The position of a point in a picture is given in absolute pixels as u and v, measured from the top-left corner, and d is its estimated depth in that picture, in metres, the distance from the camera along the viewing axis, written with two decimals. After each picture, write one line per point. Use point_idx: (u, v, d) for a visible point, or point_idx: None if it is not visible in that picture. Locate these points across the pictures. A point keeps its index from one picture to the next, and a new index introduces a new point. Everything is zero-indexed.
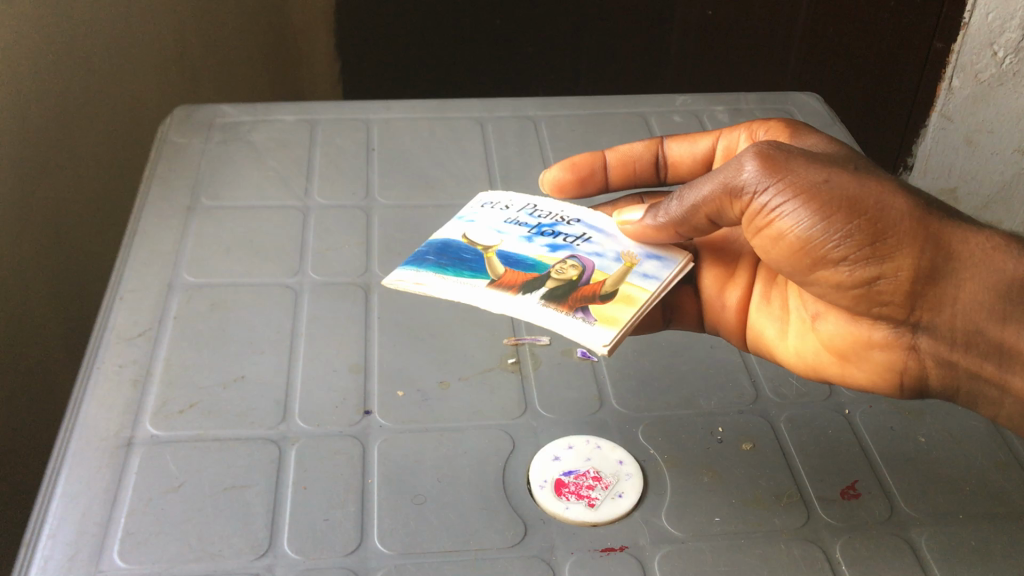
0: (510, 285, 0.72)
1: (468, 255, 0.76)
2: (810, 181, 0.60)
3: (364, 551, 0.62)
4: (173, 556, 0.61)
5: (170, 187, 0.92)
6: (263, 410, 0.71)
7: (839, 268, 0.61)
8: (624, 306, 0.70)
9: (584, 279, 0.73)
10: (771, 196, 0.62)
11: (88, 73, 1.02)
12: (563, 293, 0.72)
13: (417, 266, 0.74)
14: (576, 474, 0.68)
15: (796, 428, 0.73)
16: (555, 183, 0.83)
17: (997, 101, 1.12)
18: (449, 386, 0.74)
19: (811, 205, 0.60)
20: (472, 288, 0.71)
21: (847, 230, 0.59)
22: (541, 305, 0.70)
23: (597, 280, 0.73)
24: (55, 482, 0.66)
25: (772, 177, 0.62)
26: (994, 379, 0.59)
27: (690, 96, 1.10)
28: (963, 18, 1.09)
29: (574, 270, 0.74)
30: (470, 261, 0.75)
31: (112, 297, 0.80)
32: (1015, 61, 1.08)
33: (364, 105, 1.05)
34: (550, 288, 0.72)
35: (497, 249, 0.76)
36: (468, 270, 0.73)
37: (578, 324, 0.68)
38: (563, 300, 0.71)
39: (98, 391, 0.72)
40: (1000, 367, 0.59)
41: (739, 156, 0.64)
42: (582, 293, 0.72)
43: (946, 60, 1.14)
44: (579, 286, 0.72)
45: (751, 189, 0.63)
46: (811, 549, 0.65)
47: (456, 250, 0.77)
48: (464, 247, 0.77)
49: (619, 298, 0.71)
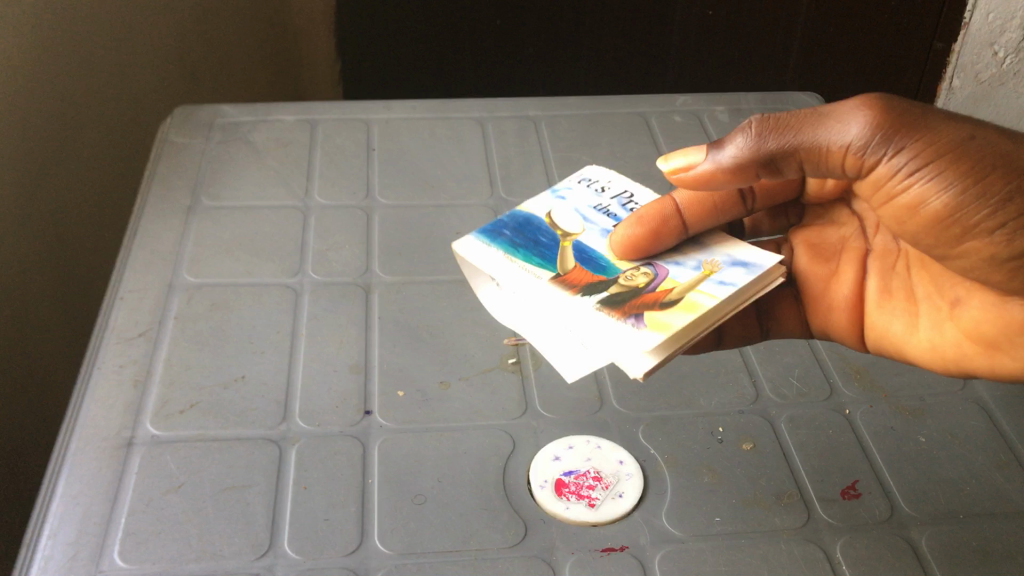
0: (572, 284, 0.74)
1: (545, 239, 0.79)
2: (954, 138, 0.57)
3: (365, 551, 0.62)
4: (174, 556, 0.61)
5: (170, 187, 0.92)
6: (263, 410, 0.71)
7: (989, 236, 0.57)
8: (682, 313, 0.68)
9: (651, 287, 0.73)
10: (878, 146, 0.59)
11: (89, 74, 1.02)
12: (623, 299, 0.71)
13: (491, 240, 0.80)
14: (576, 474, 0.68)
15: (796, 428, 0.73)
16: (626, 242, 0.76)
17: (997, 102, 1.13)
18: (449, 386, 0.74)
19: (954, 169, 0.57)
20: (534, 280, 0.75)
21: (997, 193, 0.56)
22: (596, 310, 0.71)
23: (664, 288, 0.72)
24: (55, 483, 0.66)
25: (872, 122, 0.59)
26: None
27: (690, 97, 1.10)
28: (963, 17, 1.13)
29: (644, 278, 0.74)
30: (544, 245, 0.79)
31: (112, 297, 0.80)
32: (1015, 61, 1.09)
33: (365, 105, 1.05)
34: (610, 294, 0.72)
35: (575, 239, 0.80)
36: (537, 256, 0.77)
37: (625, 330, 0.67)
38: (619, 306, 0.70)
39: (99, 391, 0.72)
40: None
41: (849, 107, 0.60)
42: (643, 300, 0.71)
43: (946, 60, 1.19)
44: (643, 293, 0.72)
45: (874, 146, 0.59)
46: (811, 550, 0.65)
47: (534, 229, 0.81)
48: (544, 227, 0.81)
49: (681, 305, 0.69)
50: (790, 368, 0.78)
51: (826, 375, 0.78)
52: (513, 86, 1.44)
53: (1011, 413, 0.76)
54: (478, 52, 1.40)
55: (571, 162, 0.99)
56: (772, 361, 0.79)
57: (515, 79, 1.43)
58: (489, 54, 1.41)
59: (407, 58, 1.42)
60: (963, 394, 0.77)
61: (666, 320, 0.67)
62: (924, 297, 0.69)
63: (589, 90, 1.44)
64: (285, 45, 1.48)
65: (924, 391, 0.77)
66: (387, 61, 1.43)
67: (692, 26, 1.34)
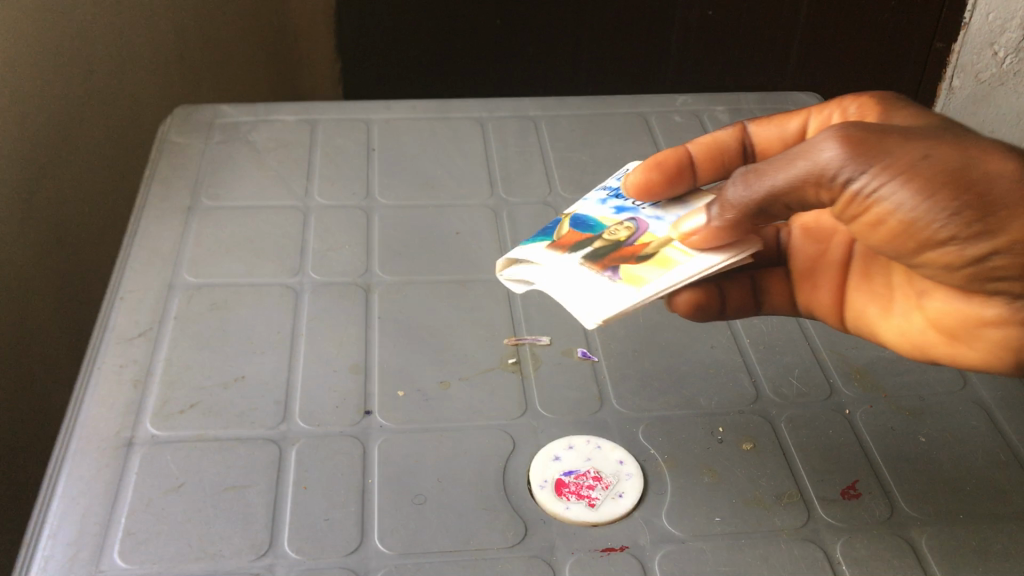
0: (562, 246, 0.75)
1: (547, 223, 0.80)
2: (910, 159, 0.56)
3: (365, 551, 0.62)
4: (174, 556, 0.61)
5: (170, 187, 0.92)
6: (263, 410, 0.71)
7: (949, 248, 0.56)
8: (655, 266, 0.69)
9: (632, 241, 0.74)
10: (845, 177, 0.57)
11: (89, 74, 1.02)
12: (605, 253, 0.73)
13: None
14: (576, 474, 0.68)
15: (796, 428, 0.73)
16: (639, 185, 0.76)
17: (997, 103, 1.11)
18: (449, 386, 0.74)
19: (913, 188, 0.55)
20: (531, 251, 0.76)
21: (956, 208, 0.55)
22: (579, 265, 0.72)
23: (642, 242, 0.73)
24: (55, 482, 0.66)
25: (842, 154, 0.56)
26: (995, 209, 0.55)
27: (690, 97, 1.10)
28: (964, 18, 1.15)
29: (625, 232, 0.75)
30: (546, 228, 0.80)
31: (112, 297, 0.80)
32: (1015, 61, 1.07)
33: (365, 105, 1.05)
34: (594, 248, 0.74)
35: (572, 215, 0.80)
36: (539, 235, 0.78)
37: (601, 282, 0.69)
38: (601, 259, 0.72)
39: (99, 391, 0.72)
40: (988, 227, 0.55)
41: (818, 136, 0.58)
42: (621, 253, 0.72)
43: (947, 59, 1.20)
44: (623, 247, 0.73)
45: (842, 174, 0.57)
46: (811, 550, 0.65)
47: None
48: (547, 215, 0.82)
49: (654, 258, 0.70)
50: (791, 368, 0.78)
51: (826, 375, 0.78)
52: (514, 86, 1.44)
53: (1011, 413, 0.76)
54: (479, 52, 1.41)
55: (571, 162, 0.99)
56: (772, 361, 0.79)
57: (515, 79, 1.43)
58: (489, 54, 1.41)
59: (407, 59, 1.42)
60: (964, 394, 0.77)
61: (639, 273, 0.68)
62: (899, 286, 0.68)
63: (589, 90, 1.44)
64: (286, 45, 1.48)
65: (925, 391, 0.77)
66: (387, 61, 1.43)
67: (693, 26, 1.34)
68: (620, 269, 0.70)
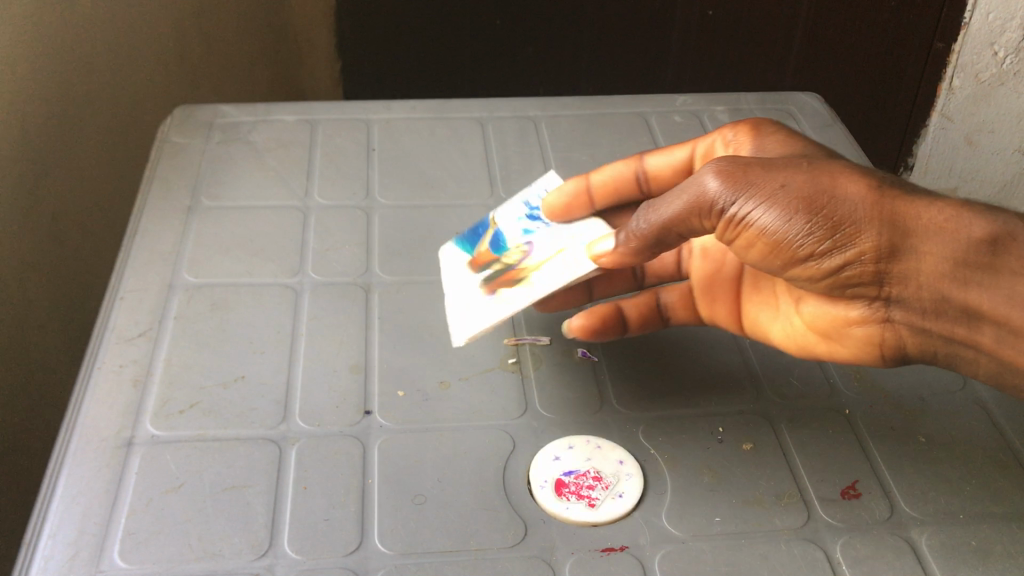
0: (475, 264, 0.81)
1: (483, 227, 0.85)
2: (774, 186, 0.62)
3: (365, 551, 0.62)
4: (174, 556, 0.61)
5: (170, 187, 0.92)
6: (263, 410, 0.71)
7: (813, 262, 0.62)
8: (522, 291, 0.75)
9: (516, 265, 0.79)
10: (724, 204, 0.63)
11: (89, 74, 1.02)
12: (495, 277, 0.79)
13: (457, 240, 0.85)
14: (576, 474, 0.68)
15: (796, 428, 0.73)
16: (550, 212, 0.84)
17: (998, 102, 1.16)
18: (449, 386, 0.74)
19: (778, 210, 0.61)
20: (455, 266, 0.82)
21: (811, 225, 0.61)
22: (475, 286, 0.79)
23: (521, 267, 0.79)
24: (54, 482, 0.66)
25: (722, 185, 0.63)
26: (850, 226, 0.60)
27: (690, 97, 1.10)
28: (963, 18, 1.13)
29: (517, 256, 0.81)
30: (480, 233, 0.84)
31: (112, 297, 0.80)
32: (1015, 61, 1.11)
33: (366, 105, 1.05)
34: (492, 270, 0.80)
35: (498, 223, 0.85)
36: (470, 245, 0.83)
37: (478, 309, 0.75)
38: (490, 283, 0.78)
39: (99, 391, 0.72)
40: (842, 242, 0.61)
41: (702, 171, 0.65)
42: (503, 278, 0.78)
43: (946, 60, 1.18)
44: (508, 271, 0.79)
45: (720, 202, 0.63)
46: (811, 550, 0.65)
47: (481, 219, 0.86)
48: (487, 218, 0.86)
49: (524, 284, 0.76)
50: (790, 368, 0.78)
51: (826, 374, 0.78)
52: (513, 87, 1.44)
53: (1011, 413, 0.76)
54: (479, 52, 1.41)
55: (571, 162, 0.99)
56: (771, 361, 0.79)
57: (515, 79, 1.43)
58: (489, 53, 1.41)
59: (407, 59, 1.42)
60: (963, 394, 0.77)
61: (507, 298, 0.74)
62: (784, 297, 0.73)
63: (589, 90, 1.44)
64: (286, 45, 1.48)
65: (925, 390, 0.77)
66: (387, 61, 1.43)
67: (693, 26, 1.34)
68: (495, 294, 0.76)
